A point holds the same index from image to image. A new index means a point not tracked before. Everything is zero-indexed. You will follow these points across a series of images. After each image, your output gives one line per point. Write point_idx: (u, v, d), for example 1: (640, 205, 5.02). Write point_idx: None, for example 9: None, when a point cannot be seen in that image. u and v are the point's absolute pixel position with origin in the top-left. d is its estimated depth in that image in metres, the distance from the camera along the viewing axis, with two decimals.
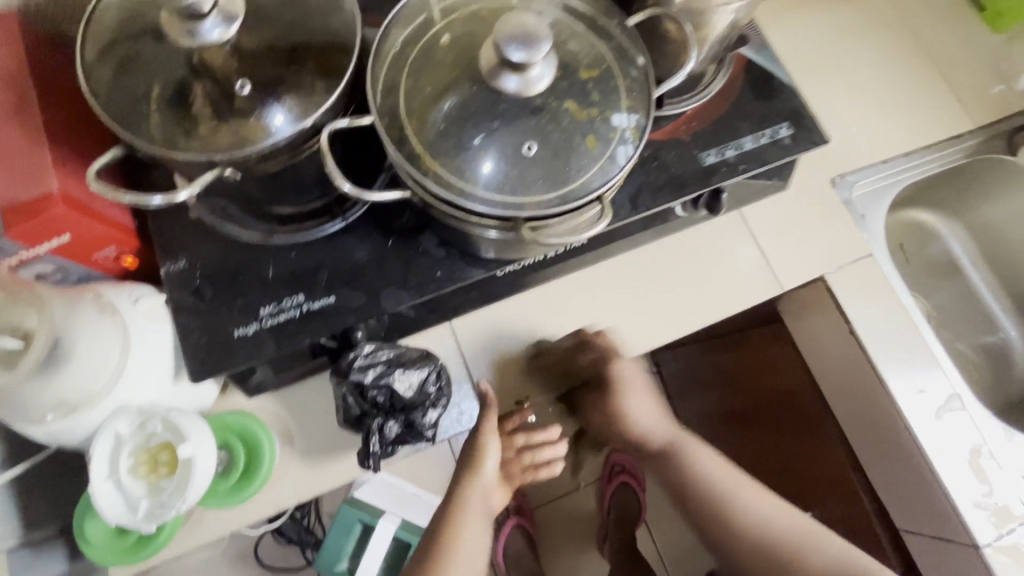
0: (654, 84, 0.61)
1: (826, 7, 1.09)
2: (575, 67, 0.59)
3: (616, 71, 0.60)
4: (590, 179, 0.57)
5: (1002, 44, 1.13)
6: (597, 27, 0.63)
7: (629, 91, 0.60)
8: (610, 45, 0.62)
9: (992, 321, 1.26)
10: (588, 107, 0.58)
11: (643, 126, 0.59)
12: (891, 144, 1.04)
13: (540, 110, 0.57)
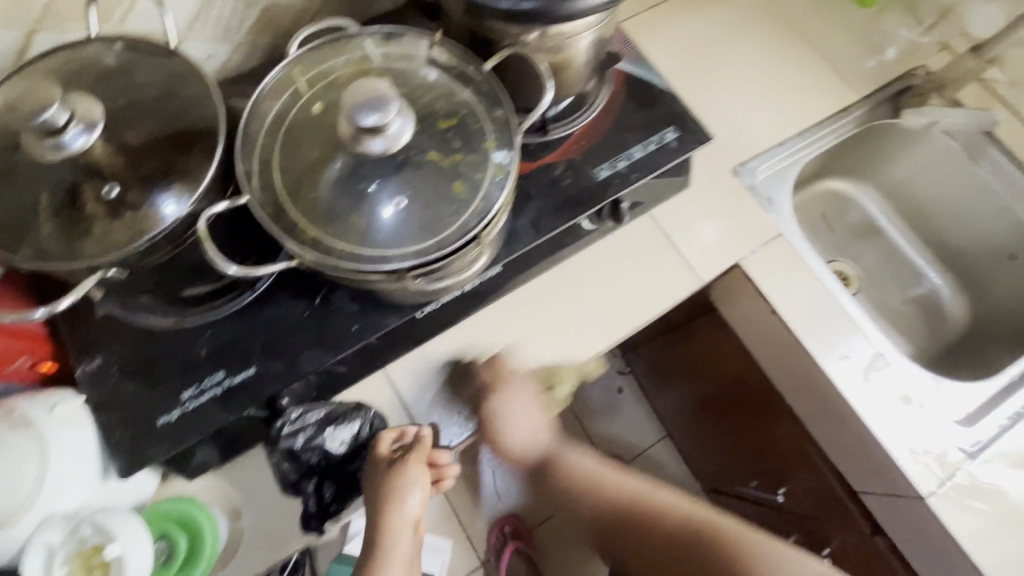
0: (517, 124, 0.65)
1: (701, 9, 1.15)
2: (433, 120, 0.63)
3: (479, 115, 0.65)
4: (468, 220, 0.60)
5: (870, 15, 1.20)
6: (454, 77, 0.67)
7: (494, 132, 0.64)
8: (469, 90, 0.66)
9: (918, 274, 1.31)
10: (450, 154, 0.62)
11: (508, 162, 0.62)
12: (784, 125, 1.10)
13: (405, 164, 0.61)
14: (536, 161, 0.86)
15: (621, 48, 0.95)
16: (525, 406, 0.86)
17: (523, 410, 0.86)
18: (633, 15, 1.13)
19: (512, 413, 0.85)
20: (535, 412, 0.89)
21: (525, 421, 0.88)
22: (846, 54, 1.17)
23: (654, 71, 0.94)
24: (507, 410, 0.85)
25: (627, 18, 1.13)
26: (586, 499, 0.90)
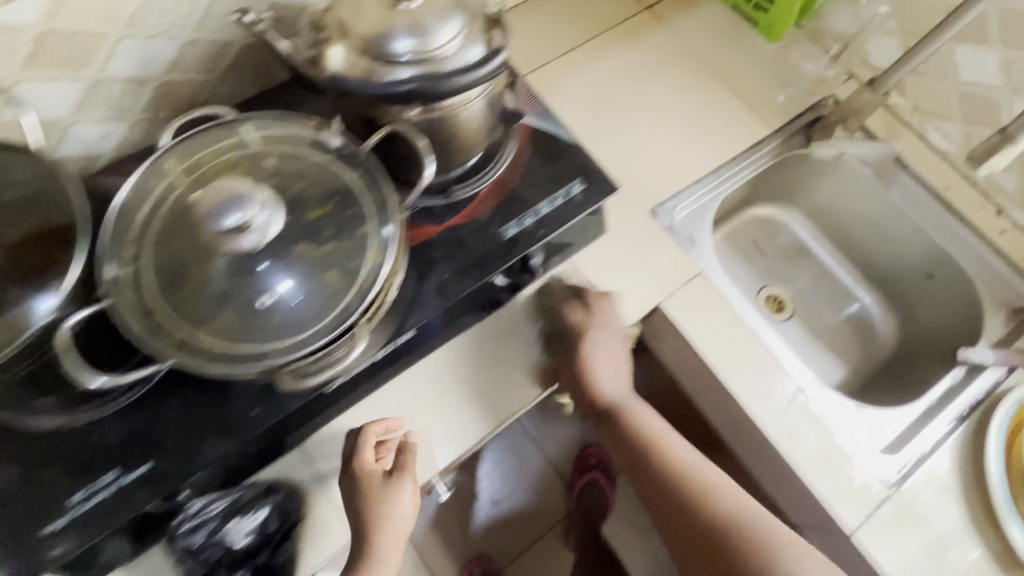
0: (396, 204, 0.64)
1: (608, 55, 1.18)
2: (306, 208, 0.63)
3: (356, 198, 0.64)
4: (347, 306, 0.59)
5: (778, 50, 1.24)
6: (333, 160, 0.67)
7: (373, 214, 0.64)
8: (347, 172, 0.66)
9: (849, 293, 1.33)
10: (322, 245, 0.61)
11: (384, 246, 0.62)
12: (698, 164, 1.12)
13: (274, 257, 0.59)
14: (443, 223, 0.86)
15: (525, 102, 0.96)
16: (611, 357, 0.95)
17: (608, 358, 0.95)
18: (538, 68, 1.15)
19: (595, 358, 0.94)
20: (603, 369, 0.96)
21: (613, 365, 0.97)
22: (755, 91, 1.21)
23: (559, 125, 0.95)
24: (591, 364, 0.94)
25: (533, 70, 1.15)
26: (632, 458, 0.97)
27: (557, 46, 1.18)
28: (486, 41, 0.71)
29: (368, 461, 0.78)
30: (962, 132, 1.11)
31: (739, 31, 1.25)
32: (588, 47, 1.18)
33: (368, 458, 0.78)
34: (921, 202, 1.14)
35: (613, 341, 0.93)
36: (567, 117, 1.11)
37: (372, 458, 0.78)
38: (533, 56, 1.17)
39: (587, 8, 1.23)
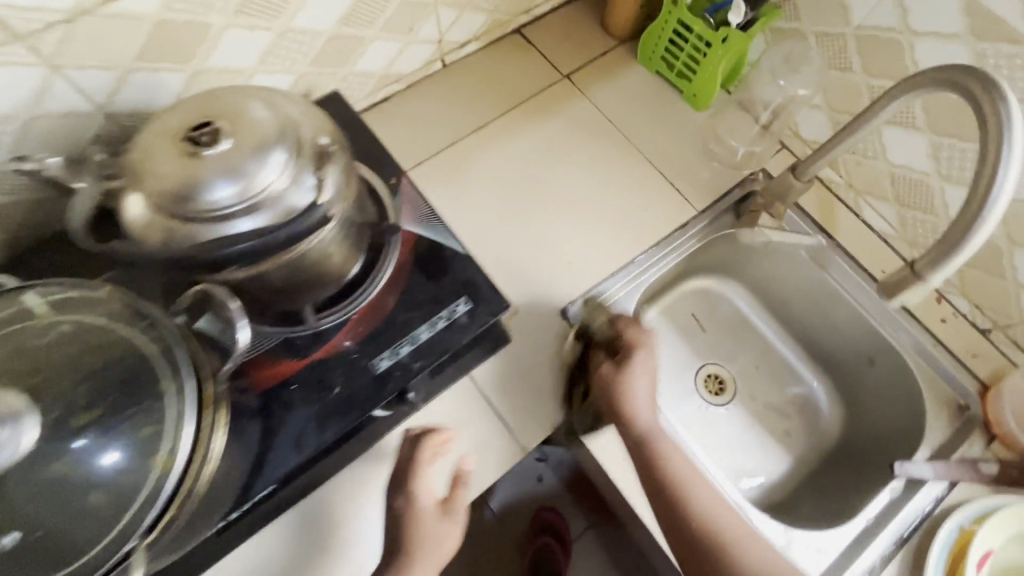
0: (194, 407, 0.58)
1: (511, 141, 1.12)
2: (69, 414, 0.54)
3: (147, 397, 0.57)
4: (97, 554, 0.53)
5: (704, 119, 1.15)
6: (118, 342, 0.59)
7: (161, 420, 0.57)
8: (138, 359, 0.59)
9: (794, 373, 1.25)
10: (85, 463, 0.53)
11: (169, 462, 0.55)
12: (612, 255, 1.05)
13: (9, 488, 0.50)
14: (306, 358, 0.77)
15: (406, 205, 0.87)
16: (649, 381, 0.92)
17: (643, 374, 0.91)
18: (420, 161, 1.10)
19: (638, 381, 0.90)
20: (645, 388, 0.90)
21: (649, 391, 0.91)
22: (679, 166, 1.12)
23: (445, 231, 0.86)
24: (630, 389, 0.89)
25: (416, 164, 1.10)
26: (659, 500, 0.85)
27: (447, 133, 1.12)
28: (309, 184, 0.61)
29: (427, 468, 0.76)
30: (896, 215, 1.02)
31: (663, 100, 1.17)
32: (487, 132, 1.13)
33: (422, 482, 0.76)
34: (861, 288, 1.05)
35: (649, 369, 0.92)
36: (446, 219, 1.07)
37: (424, 476, 0.76)
38: (420, 146, 1.11)
39: (490, 86, 1.17)
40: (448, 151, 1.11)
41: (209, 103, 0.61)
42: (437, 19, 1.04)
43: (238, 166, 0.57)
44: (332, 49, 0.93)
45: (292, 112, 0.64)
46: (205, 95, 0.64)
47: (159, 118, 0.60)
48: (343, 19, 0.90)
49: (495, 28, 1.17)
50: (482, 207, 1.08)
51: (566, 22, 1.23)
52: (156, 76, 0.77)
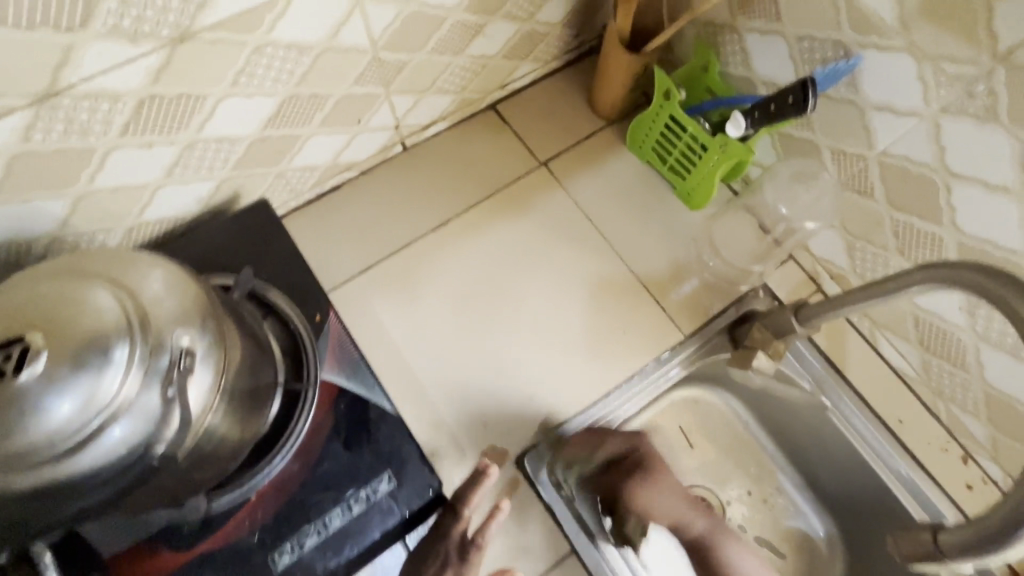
0: None
1: (472, 246, 0.98)
2: None
3: None
4: None
5: (699, 223, 1.00)
6: None
7: None
8: None
9: (789, 505, 1.00)
10: None
11: None
12: (583, 386, 0.92)
13: None
14: (190, 549, 0.64)
15: (329, 349, 0.74)
16: None
17: None
18: (364, 270, 0.95)
19: None
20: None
21: None
22: (667, 278, 0.98)
23: (372, 382, 0.73)
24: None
25: (345, 281, 0.94)
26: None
27: (398, 235, 0.98)
28: (160, 405, 0.49)
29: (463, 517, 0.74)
30: (919, 358, 0.87)
31: (653, 196, 1.02)
32: (447, 234, 0.99)
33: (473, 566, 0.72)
34: (871, 431, 0.88)
35: None
36: (391, 344, 0.92)
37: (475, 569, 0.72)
38: (365, 250, 0.96)
39: (454, 175, 1.03)
40: (398, 258, 0.96)
41: (38, 290, 0.49)
42: (390, 107, 0.90)
43: (55, 395, 0.45)
44: (259, 151, 0.80)
45: (145, 301, 0.51)
46: (44, 270, 0.51)
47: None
48: (266, 122, 0.76)
49: (464, 106, 1.03)
50: (436, 317, 0.94)
51: (546, 99, 1.08)
52: (30, 205, 0.65)
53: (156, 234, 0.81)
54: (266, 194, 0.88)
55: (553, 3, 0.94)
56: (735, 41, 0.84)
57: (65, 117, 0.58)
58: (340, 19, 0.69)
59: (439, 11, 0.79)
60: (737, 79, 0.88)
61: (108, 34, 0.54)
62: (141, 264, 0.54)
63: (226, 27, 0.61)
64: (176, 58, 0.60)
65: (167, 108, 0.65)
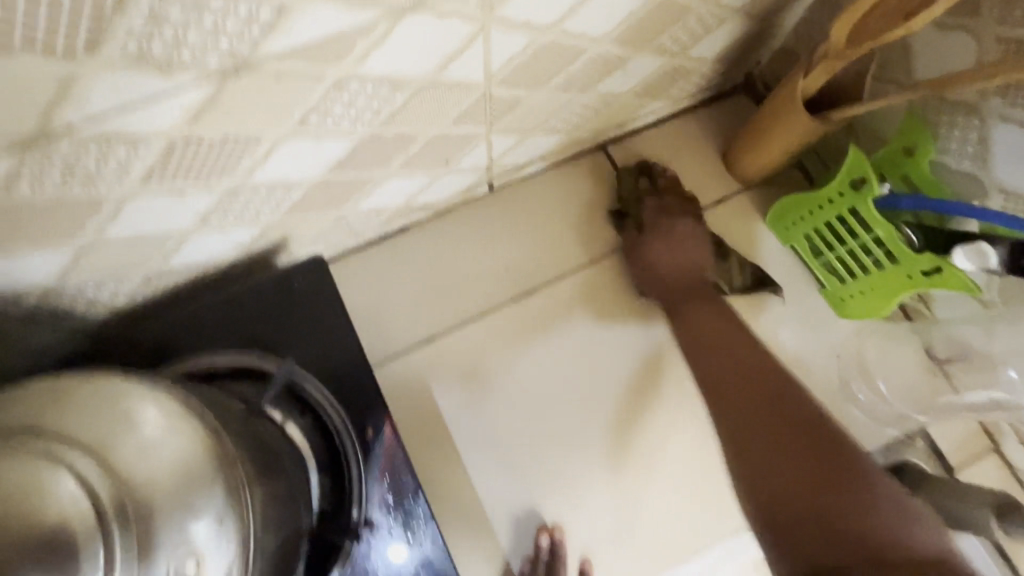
0: None
1: (561, 329, 0.79)
2: None
3: None
4: None
5: (849, 337, 0.78)
6: None
7: None
8: None
9: None
10: None
11: None
12: (675, 528, 0.74)
13: None
14: None
15: (378, 475, 0.59)
16: (682, 243, 0.79)
17: (676, 244, 0.79)
18: (426, 339, 0.77)
19: (665, 245, 0.78)
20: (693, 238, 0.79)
21: (672, 250, 0.78)
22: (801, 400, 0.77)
23: (423, 524, 0.58)
24: (656, 252, 0.78)
25: (397, 354, 0.76)
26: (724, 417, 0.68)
27: (472, 297, 0.79)
28: None
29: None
30: None
31: (792, 293, 0.81)
32: (531, 309, 0.79)
33: None
34: None
35: (684, 221, 0.80)
36: (447, 441, 0.74)
37: None
38: (429, 316, 0.78)
39: (548, 229, 0.83)
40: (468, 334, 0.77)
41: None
42: (488, 146, 0.71)
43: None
44: (320, 195, 0.62)
45: (135, 522, 0.33)
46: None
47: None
48: (334, 167, 0.58)
49: (572, 146, 0.83)
50: (508, 412, 0.75)
51: (671, 146, 0.87)
52: (19, 261, 0.48)
53: (177, 281, 0.64)
54: (321, 239, 0.71)
55: (713, 37, 0.72)
56: (971, 128, 0.61)
57: (63, 164, 0.41)
58: (456, 50, 0.50)
59: (579, 43, 0.58)
60: (957, 174, 0.65)
61: (129, 66, 0.36)
62: (142, 437, 0.35)
63: (303, 56, 0.42)
64: (223, 96, 0.42)
65: (206, 152, 0.47)
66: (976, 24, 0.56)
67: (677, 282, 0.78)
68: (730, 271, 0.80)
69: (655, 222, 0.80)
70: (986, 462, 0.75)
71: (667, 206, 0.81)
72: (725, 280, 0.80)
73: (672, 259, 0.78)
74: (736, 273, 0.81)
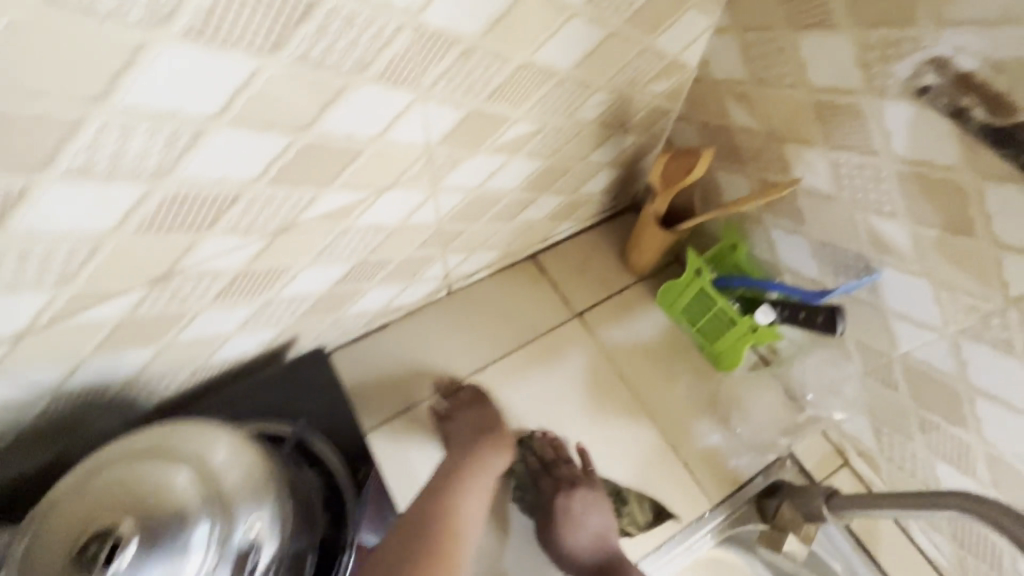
0: None
1: (509, 394, 1.03)
2: None
3: None
4: None
5: (726, 385, 1.04)
6: None
7: None
8: None
9: None
10: None
11: None
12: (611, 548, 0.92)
13: None
14: None
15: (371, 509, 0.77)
16: (601, 520, 0.93)
17: (594, 524, 0.93)
18: (404, 410, 0.99)
19: (584, 520, 0.93)
20: (596, 510, 0.93)
21: (594, 526, 0.93)
22: (696, 434, 1.01)
23: None
24: (580, 529, 0.93)
25: (383, 423, 0.98)
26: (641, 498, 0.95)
27: (438, 375, 1.03)
28: None
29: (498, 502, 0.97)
30: (953, 552, 0.87)
31: (681, 355, 1.07)
32: (485, 380, 1.03)
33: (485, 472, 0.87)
34: None
35: (598, 499, 0.94)
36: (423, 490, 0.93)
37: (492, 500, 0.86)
38: (404, 392, 1.01)
39: (494, 319, 1.09)
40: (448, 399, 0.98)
41: (98, 498, 0.52)
42: (443, 262, 0.99)
43: None
44: (323, 304, 0.87)
45: (220, 507, 0.53)
46: (109, 463, 0.54)
47: (34, 536, 0.51)
48: (334, 283, 0.84)
49: (508, 257, 1.12)
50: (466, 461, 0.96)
51: (582, 252, 1.18)
52: (120, 360, 0.71)
53: (213, 373, 0.86)
54: (321, 336, 0.95)
55: (595, 180, 1.05)
56: (762, 231, 0.93)
57: (171, 292, 0.66)
58: (415, 207, 0.79)
59: (498, 194, 0.89)
60: (764, 262, 0.96)
61: (226, 232, 0.63)
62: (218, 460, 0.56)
63: (322, 219, 0.70)
64: (273, 244, 0.69)
65: (255, 279, 0.73)
66: (744, 170, 0.90)
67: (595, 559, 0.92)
68: (633, 513, 0.96)
69: (564, 476, 0.95)
70: (841, 473, 0.98)
71: (571, 475, 0.95)
72: (631, 522, 0.96)
73: (596, 536, 0.93)
74: (638, 513, 0.97)
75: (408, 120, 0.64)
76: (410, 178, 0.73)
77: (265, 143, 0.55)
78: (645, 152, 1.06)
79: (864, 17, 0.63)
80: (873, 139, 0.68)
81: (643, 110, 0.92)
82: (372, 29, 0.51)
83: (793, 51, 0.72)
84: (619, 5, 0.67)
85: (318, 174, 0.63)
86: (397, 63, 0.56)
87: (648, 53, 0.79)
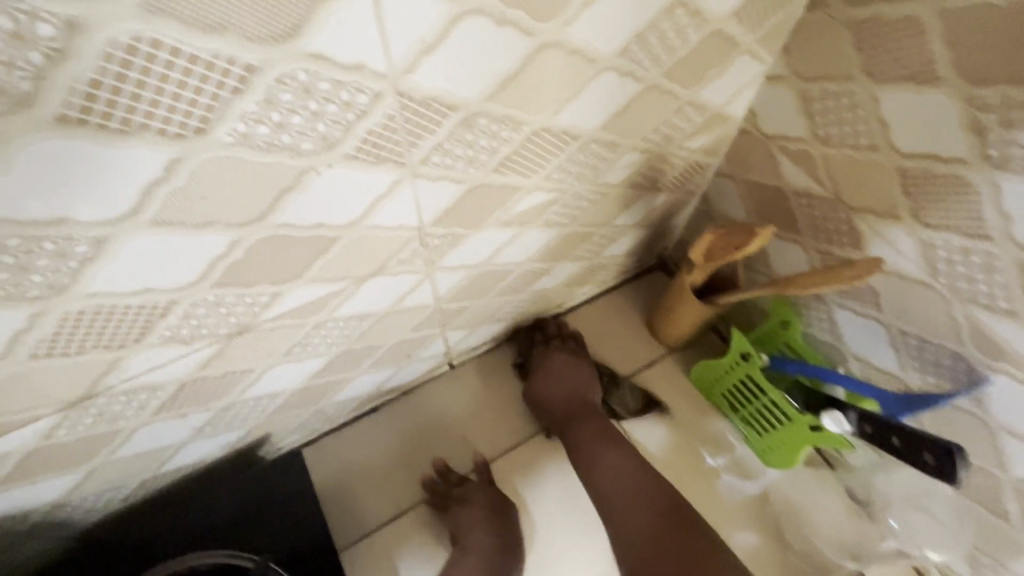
0: None
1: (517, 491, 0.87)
2: None
3: None
4: None
5: (779, 486, 0.87)
6: None
7: None
8: None
9: None
10: None
11: None
12: None
13: None
14: None
15: None
16: (575, 368, 0.92)
17: (569, 372, 0.91)
18: (396, 515, 0.84)
19: (558, 357, 0.92)
20: (577, 370, 0.92)
21: (568, 374, 0.91)
22: (729, 540, 0.84)
23: None
24: (557, 368, 0.91)
25: (369, 532, 0.82)
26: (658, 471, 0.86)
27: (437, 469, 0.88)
28: None
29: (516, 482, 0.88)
30: None
31: (722, 446, 0.91)
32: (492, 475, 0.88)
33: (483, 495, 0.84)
34: None
35: (578, 360, 0.93)
36: None
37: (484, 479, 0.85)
38: (397, 491, 0.86)
39: (503, 399, 0.94)
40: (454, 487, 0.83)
41: None
42: (443, 339, 0.85)
43: None
44: (299, 397, 0.74)
45: None
46: None
47: None
48: (312, 376, 0.70)
49: (518, 326, 0.98)
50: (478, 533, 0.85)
51: (603, 319, 1.03)
52: (38, 488, 0.57)
53: (166, 482, 0.72)
54: (299, 427, 0.81)
55: (619, 242, 0.91)
56: (823, 310, 0.78)
57: (96, 412, 0.53)
58: (407, 290, 0.66)
59: (508, 267, 0.76)
60: (825, 344, 0.81)
61: (162, 343, 0.49)
62: None
63: (290, 316, 0.57)
64: (228, 348, 0.55)
65: (209, 385, 0.59)
66: (802, 240, 0.76)
67: (566, 411, 0.88)
68: (624, 396, 0.94)
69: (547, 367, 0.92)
70: None
71: (561, 348, 0.94)
72: (620, 403, 0.94)
73: (564, 391, 0.90)
74: (630, 397, 0.94)
75: (394, 200, 0.51)
76: (400, 262, 0.60)
77: (201, 244, 0.42)
78: (677, 210, 0.93)
79: (976, 72, 0.49)
80: (983, 220, 0.54)
81: (678, 167, 0.79)
82: (339, 99, 0.38)
83: (871, 109, 0.59)
84: (657, 56, 0.54)
85: (280, 271, 0.50)
86: (376, 137, 0.43)
87: (687, 108, 0.66)
